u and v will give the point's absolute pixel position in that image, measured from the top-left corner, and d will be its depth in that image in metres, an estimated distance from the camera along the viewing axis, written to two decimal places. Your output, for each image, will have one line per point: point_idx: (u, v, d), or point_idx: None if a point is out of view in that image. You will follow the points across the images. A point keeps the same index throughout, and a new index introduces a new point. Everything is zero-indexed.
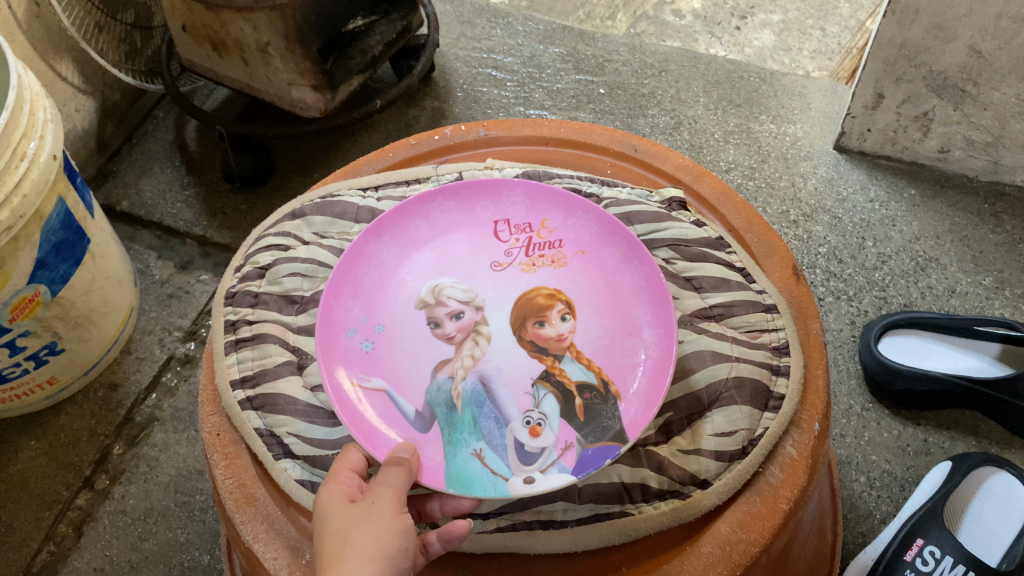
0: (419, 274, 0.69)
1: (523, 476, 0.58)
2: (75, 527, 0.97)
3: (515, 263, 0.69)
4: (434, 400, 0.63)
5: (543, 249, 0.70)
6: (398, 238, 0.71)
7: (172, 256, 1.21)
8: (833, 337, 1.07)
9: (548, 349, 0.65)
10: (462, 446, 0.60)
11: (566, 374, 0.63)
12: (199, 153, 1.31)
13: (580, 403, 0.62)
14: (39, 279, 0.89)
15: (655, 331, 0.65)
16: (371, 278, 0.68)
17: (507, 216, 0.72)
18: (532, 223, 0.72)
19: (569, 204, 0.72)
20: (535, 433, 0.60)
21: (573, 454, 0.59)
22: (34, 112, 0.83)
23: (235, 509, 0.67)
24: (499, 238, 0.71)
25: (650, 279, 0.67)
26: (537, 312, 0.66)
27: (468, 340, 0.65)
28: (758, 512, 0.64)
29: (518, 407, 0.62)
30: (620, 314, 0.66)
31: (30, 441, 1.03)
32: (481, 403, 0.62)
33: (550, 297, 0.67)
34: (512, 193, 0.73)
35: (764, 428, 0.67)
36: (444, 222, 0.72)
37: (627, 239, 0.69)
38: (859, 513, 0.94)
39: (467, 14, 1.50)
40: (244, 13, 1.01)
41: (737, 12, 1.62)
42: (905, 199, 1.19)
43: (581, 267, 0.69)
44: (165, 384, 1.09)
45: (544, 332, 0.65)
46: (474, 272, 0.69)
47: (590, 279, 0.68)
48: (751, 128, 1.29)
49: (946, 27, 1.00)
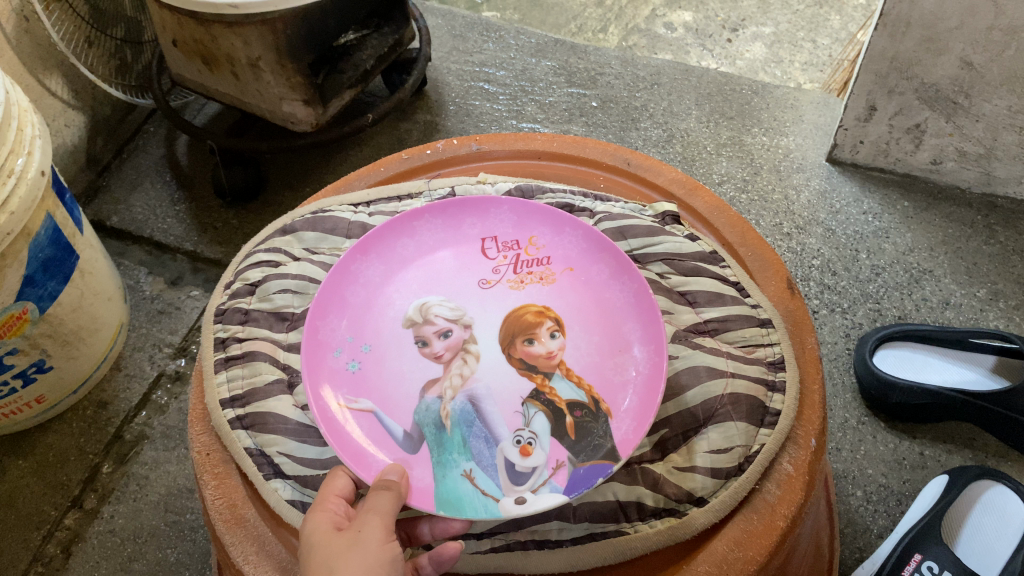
0: (407, 292, 0.68)
1: (515, 497, 0.57)
2: (63, 547, 0.96)
3: (503, 281, 0.69)
4: (422, 420, 0.62)
5: (531, 266, 0.70)
6: (384, 256, 0.70)
7: (162, 271, 1.21)
8: (828, 350, 1.06)
9: (538, 366, 0.64)
10: (452, 467, 0.59)
11: (556, 393, 0.62)
12: (190, 168, 1.31)
13: (570, 421, 0.61)
14: (27, 297, 0.88)
15: (646, 346, 0.64)
16: (358, 297, 0.68)
17: (494, 233, 0.72)
18: (519, 240, 0.71)
19: (556, 221, 0.72)
20: (526, 453, 0.60)
21: (565, 474, 0.58)
22: (22, 128, 0.83)
23: (225, 531, 0.66)
24: (486, 256, 0.71)
25: (639, 295, 0.66)
26: (526, 329, 0.66)
27: (457, 359, 0.64)
28: (756, 531, 0.64)
29: (508, 427, 0.61)
30: (609, 330, 0.65)
31: (17, 461, 1.02)
32: (470, 423, 0.61)
33: (538, 314, 0.67)
34: (499, 211, 0.73)
35: (760, 444, 0.66)
36: (431, 240, 0.72)
37: (615, 255, 0.69)
38: (856, 528, 0.93)
39: (458, 28, 1.50)
40: (235, 28, 1.00)
41: (728, 25, 1.62)
42: (898, 211, 1.19)
43: (569, 284, 0.68)
44: (155, 401, 1.08)
45: (533, 350, 0.65)
46: (462, 290, 0.68)
47: (579, 296, 0.68)
48: (743, 140, 1.29)
49: (938, 40, 1.01)
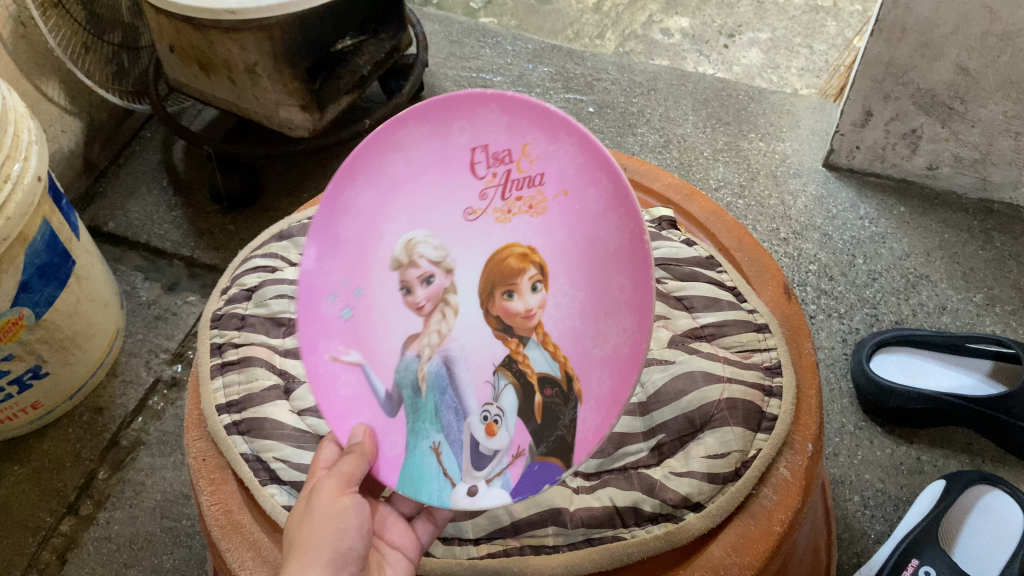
0: (394, 223, 0.52)
1: (469, 486, 0.53)
2: (58, 554, 0.95)
3: (489, 211, 0.51)
4: (400, 380, 0.54)
5: (521, 187, 0.50)
6: (372, 178, 0.52)
7: (158, 277, 1.20)
8: (825, 356, 1.06)
9: (514, 328, 0.51)
10: (422, 437, 0.54)
11: (529, 364, 0.51)
12: (187, 174, 1.31)
13: (539, 402, 0.51)
14: (23, 302, 0.88)
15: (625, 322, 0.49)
16: (349, 233, 0.53)
17: (485, 139, 0.50)
18: (512, 148, 0.50)
19: (552, 122, 0.49)
20: (491, 432, 0.52)
21: (520, 467, 0.52)
22: (18, 134, 0.83)
23: (220, 537, 0.65)
24: (474, 173, 0.51)
25: (635, 238, 0.47)
26: (505, 277, 0.50)
27: (436, 311, 0.52)
28: (753, 536, 0.63)
29: (478, 398, 0.52)
30: (599, 285, 0.49)
31: (12, 467, 1.01)
32: (443, 390, 0.53)
33: (521, 258, 0.50)
34: (487, 109, 0.50)
35: (757, 449, 0.66)
36: (417, 151, 0.52)
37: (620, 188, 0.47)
38: (854, 533, 0.93)
39: (455, 34, 1.50)
40: (231, 34, 1.01)
41: (725, 31, 1.62)
42: (894, 216, 1.19)
43: (560, 217, 0.49)
44: (151, 407, 1.07)
45: (511, 305, 0.51)
46: (445, 224, 0.51)
47: (568, 234, 0.49)
48: (740, 146, 1.29)
49: (933, 45, 1.01)
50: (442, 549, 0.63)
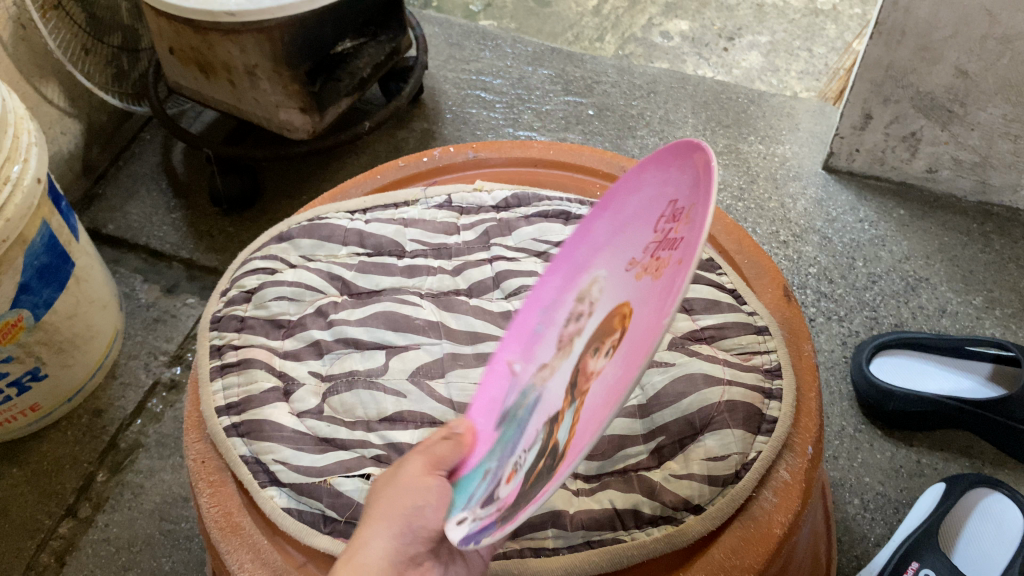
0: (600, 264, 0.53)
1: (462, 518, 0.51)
2: (57, 556, 0.95)
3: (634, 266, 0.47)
4: (517, 401, 0.56)
5: (665, 249, 0.44)
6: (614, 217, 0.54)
7: (157, 279, 1.20)
8: (824, 358, 1.06)
9: (579, 383, 0.46)
10: (484, 462, 0.55)
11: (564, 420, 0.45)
12: (186, 176, 1.31)
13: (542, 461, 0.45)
14: (22, 304, 0.88)
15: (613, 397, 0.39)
16: (579, 263, 0.57)
17: (675, 198, 0.45)
18: (682, 208, 0.44)
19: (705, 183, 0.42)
20: (510, 478, 0.49)
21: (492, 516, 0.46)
22: (17, 136, 0.83)
23: (220, 539, 0.65)
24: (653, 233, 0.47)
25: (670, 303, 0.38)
26: (605, 332, 0.46)
27: (564, 348, 0.52)
28: (753, 538, 0.63)
29: (527, 440, 0.50)
30: (633, 354, 0.40)
31: (11, 469, 1.01)
32: (522, 426, 0.52)
33: (620, 319, 0.45)
34: (684, 171, 0.45)
35: (757, 452, 0.66)
36: (643, 205, 0.50)
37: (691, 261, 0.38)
38: (854, 536, 0.92)
39: (455, 37, 1.51)
40: (231, 36, 1.01)
41: (725, 34, 1.63)
42: (894, 219, 1.19)
43: (665, 280, 0.41)
44: (150, 409, 1.07)
45: (591, 362, 0.46)
46: (616, 275, 0.49)
47: (655, 298, 0.41)
48: (740, 148, 1.29)
49: (932, 48, 1.01)
50: None
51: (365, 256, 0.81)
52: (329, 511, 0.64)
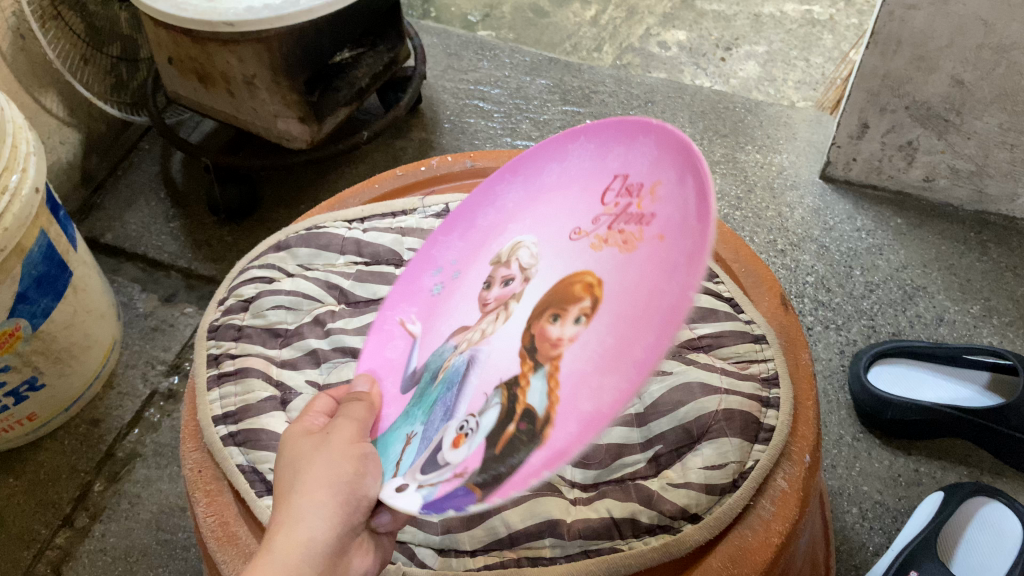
0: (520, 227, 0.56)
1: (403, 483, 0.48)
2: (53, 566, 0.95)
3: (592, 235, 0.48)
4: (433, 364, 0.55)
5: (627, 220, 0.46)
6: (528, 179, 0.59)
7: (155, 289, 1.20)
8: (822, 367, 1.06)
9: (537, 351, 0.46)
10: (410, 422, 0.52)
11: (527, 392, 0.45)
12: (185, 185, 1.31)
13: (509, 432, 0.44)
14: (19, 314, 0.88)
15: (652, 351, 0.39)
16: (485, 221, 0.61)
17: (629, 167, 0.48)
18: (642, 183, 0.47)
19: (684, 162, 0.44)
20: (457, 444, 0.47)
21: (454, 484, 0.45)
22: (16, 146, 0.83)
23: (217, 549, 0.64)
24: (602, 198, 0.50)
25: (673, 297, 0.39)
26: (561, 301, 0.47)
27: (493, 314, 0.52)
28: (750, 547, 0.63)
29: (468, 407, 0.48)
30: (622, 336, 0.41)
31: (8, 479, 1.01)
32: (450, 385, 0.51)
33: (585, 288, 0.46)
34: (645, 139, 0.48)
35: (754, 461, 0.66)
36: (575, 171, 0.54)
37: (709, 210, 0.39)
38: (853, 545, 0.92)
39: (453, 47, 1.51)
40: (229, 45, 1.01)
41: (721, 44, 1.63)
42: (892, 228, 1.19)
43: (644, 255, 0.43)
44: (148, 419, 1.07)
45: (549, 330, 0.46)
46: (553, 238, 0.52)
47: (627, 271, 0.43)
48: (737, 158, 1.29)
49: (928, 58, 1.02)
50: (440, 561, 0.62)
51: (362, 265, 0.81)
52: None
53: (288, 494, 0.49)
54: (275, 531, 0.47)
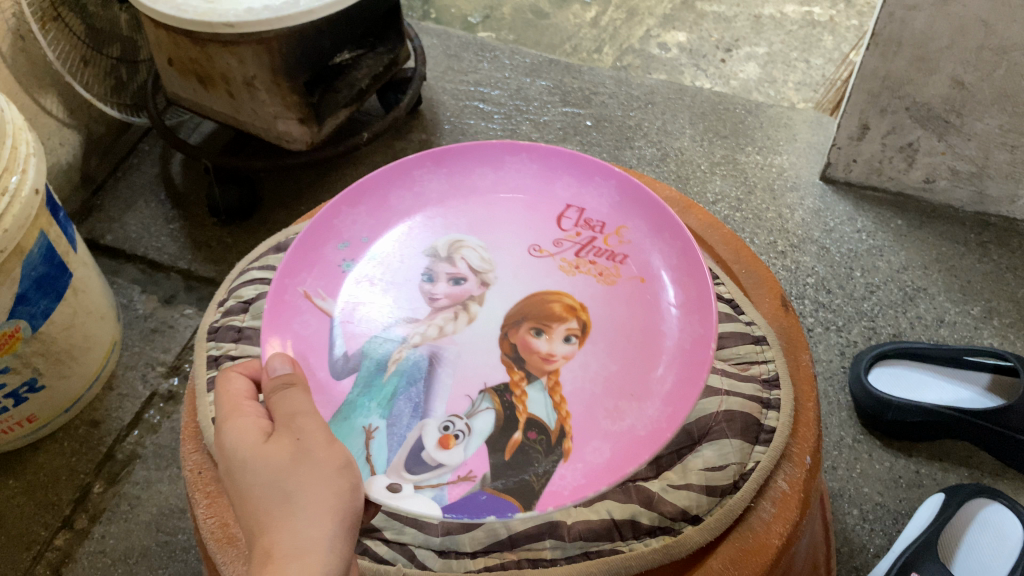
0: (448, 225, 0.74)
1: (391, 482, 0.57)
2: (52, 568, 0.95)
3: (558, 257, 0.71)
4: (371, 351, 0.65)
5: (600, 255, 0.71)
6: (453, 176, 0.77)
7: (155, 290, 1.20)
8: (823, 369, 1.06)
9: (526, 362, 0.64)
10: (365, 413, 0.61)
11: (525, 402, 0.62)
12: (185, 187, 1.31)
13: (517, 440, 0.60)
14: (19, 315, 0.87)
15: (683, 391, 0.61)
16: (402, 204, 0.75)
17: (585, 206, 0.75)
18: (607, 225, 0.73)
19: (658, 225, 0.71)
20: (446, 444, 0.60)
21: (463, 487, 0.58)
22: (16, 147, 0.83)
23: (216, 550, 0.64)
24: (560, 224, 0.73)
25: (696, 344, 0.63)
26: (544, 321, 0.67)
27: (451, 313, 0.67)
28: (750, 549, 0.63)
29: (449, 409, 0.62)
30: (634, 369, 0.64)
31: (7, 480, 1.01)
32: (413, 380, 0.63)
33: (568, 310, 0.67)
34: (606, 182, 0.75)
35: (755, 461, 0.66)
36: (512, 181, 0.77)
37: (704, 287, 0.66)
38: (853, 547, 0.92)
39: (454, 48, 1.51)
40: (230, 47, 1.01)
41: (722, 45, 1.63)
42: (892, 229, 1.19)
43: (627, 292, 0.68)
44: (147, 420, 1.07)
45: (535, 343, 0.65)
46: (506, 247, 0.72)
47: (626, 309, 0.67)
48: (737, 159, 1.29)
49: (929, 59, 1.02)
50: (439, 563, 0.62)
51: None
52: None
53: (278, 527, 0.48)
54: (274, 564, 0.46)
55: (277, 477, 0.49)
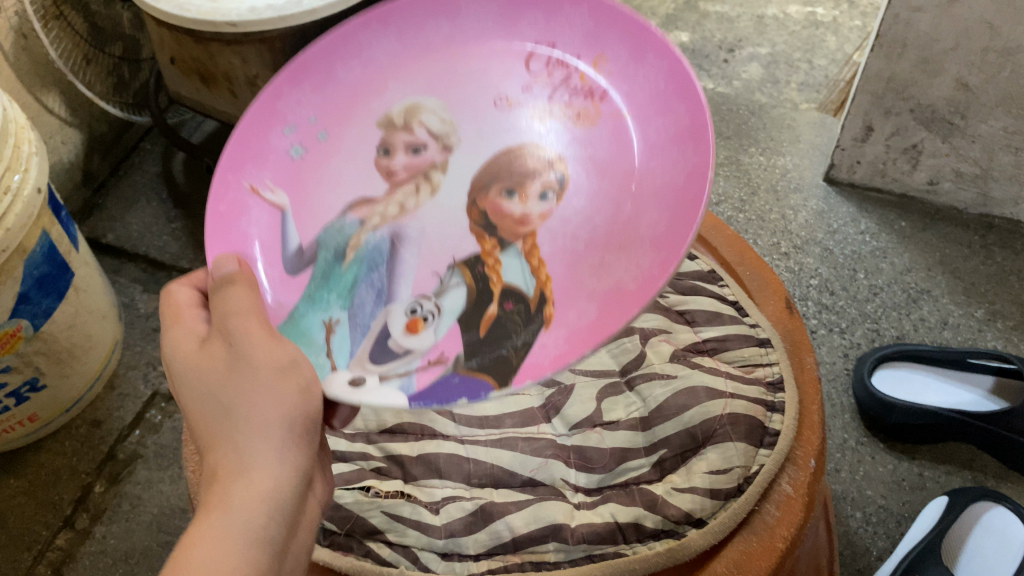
0: (408, 88, 0.62)
1: (356, 375, 0.54)
2: (53, 568, 0.94)
3: (527, 104, 0.61)
4: (326, 241, 0.59)
5: (580, 96, 0.60)
6: (405, 32, 0.63)
7: (158, 289, 1.20)
8: (827, 371, 1.06)
9: (499, 228, 0.57)
10: (323, 307, 0.57)
11: (500, 270, 0.56)
12: (187, 186, 1.31)
13: (490, 312, 0.55)
14: (21, 314, 0.87)
15: (671, 227, 0.50)
16: (349, 76, 0.63)
17: (559, 41, 0.60)
18: (583, 60, 0.59)
19: (636, 47, 0.57)
20: (414, 328, 0.55)
21: (434, 373, 0.53)
22: (19, 146, 0.83)
23: None
24: (530, 69, 0.61)
25: (688, 177, 0.51)
26: (518, 180, 0.58)
27: (410, 184, 0.60)
28: (754, 552, 0.63)
29: (414, 291, 0.57)
30: (618, 214, 0.54)
31: (8, 480, 1.01)
32: (373, 266, 0.58)
33: (543, 167, 0.58)
34: (574, 9, 0.59)
35: (759, 465, 0.65)
36: (473, 30, 0.63)
37: (695, 103, 0.52)
38: (856, 550, 0.92)
39: None
40: (233, 46, 1.01)
41: (725, 45, 1.63)
42: (896, 231, 1.19)
43: (608, 133, 0.58)
44: (149, 420, 1.07)
45: (508, 207, 0.58)
46: (476, 115, 0.61)
47: (612, 152, 0.57)
48: (740, 160, 1.29)
49: (933, 61, 1.01)
50: (442, 565, 0.62)
51: None
52: (328, 523, 0.64)
53: (221, 439, 0.49)
54: (219, 482, 0.47)
55: (214, 390, 0.50)
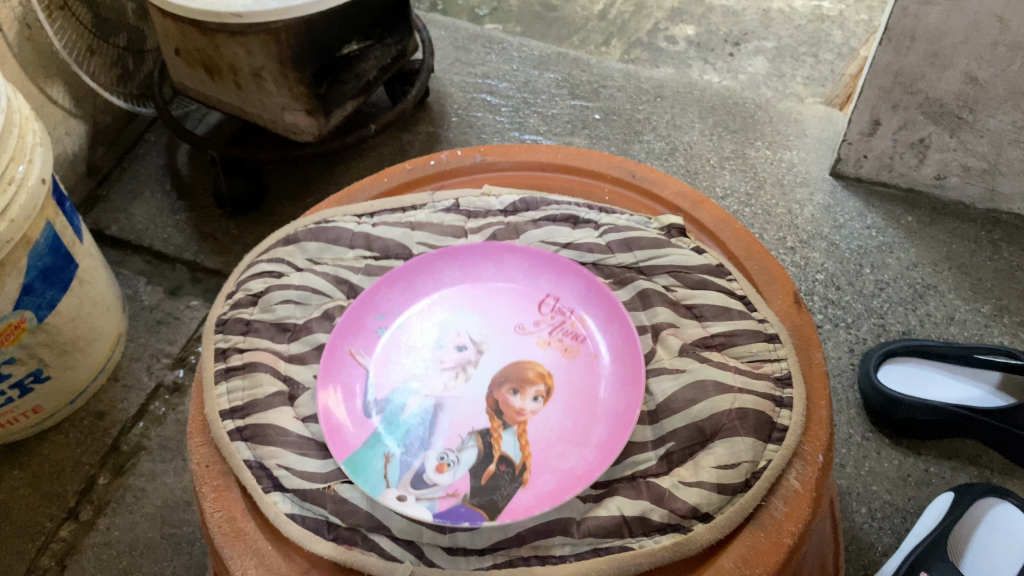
0: (461, 302, 0.77)
1: (400, 493, 0.63)
2: (58, 559, 0.94)
3: (536, 334, 0.74)
4: (395, 398, 0.70)
5: (566, 335, 0.74)
6: (466, 265, 0.79)
7: (161, 281, 1.20)
8: (832, 366, 1.06)
9: (504, 415, 0.69)
10: (381, 445, 0.66)
11: (500, 442, 0.67)
12: (190, 178, 1.30)
13: (490, 469, 0.65)
14: (25, 305, 0.87)
15: (612, 442, 0.66)
16: (425, 287, 0.77)
17: (561, 295, 0.76)
18: (574, 311, 0.75)
19: (609, 313, 0.73)
20: (441, 470, 0.65)
21: (450, 502, 0.63)
22: (23, 136, 0.82)
23: (223, 544, 0.64)
24: (539, 309, 0.76)
25: (626, 410, 0.67)
26: (519, 382, 0.71)
27: (453, 373, 0.71)
28: (762, 548, 0.62)
29: (445, 442, 0.67)
30: (581, 424, 0.68)
31: (12, 471, 1.01)
32: (422, 420, 0.68)
33: (539, 376, 0.71)
34: (575, 279, 0.76)
35: (767, 460, 0.65)
36: (510, 274, 0.78)
37: (636, 392, 0.68)
38: (861, 545, 0.92)
39: (461, 41, 1.50)
40: (238, 37, 1.00)
41: (730, 39, 1.62)
42: (902, 226, 1.18)
43: (585, 368, 0.72)
44: (153, 412, 1.06)
45: (511, 400, 0.70)
46: (500, 328, 0.74)
47: (585, 383, 0.71)
48: (747, 154, 1.28)
49: (942, 55, 1.01)
50: (448, 559, 0.61)
51: (372, 259, 0.80)
52: (332, 517, 0.63)
53: None
54: None
55: None
